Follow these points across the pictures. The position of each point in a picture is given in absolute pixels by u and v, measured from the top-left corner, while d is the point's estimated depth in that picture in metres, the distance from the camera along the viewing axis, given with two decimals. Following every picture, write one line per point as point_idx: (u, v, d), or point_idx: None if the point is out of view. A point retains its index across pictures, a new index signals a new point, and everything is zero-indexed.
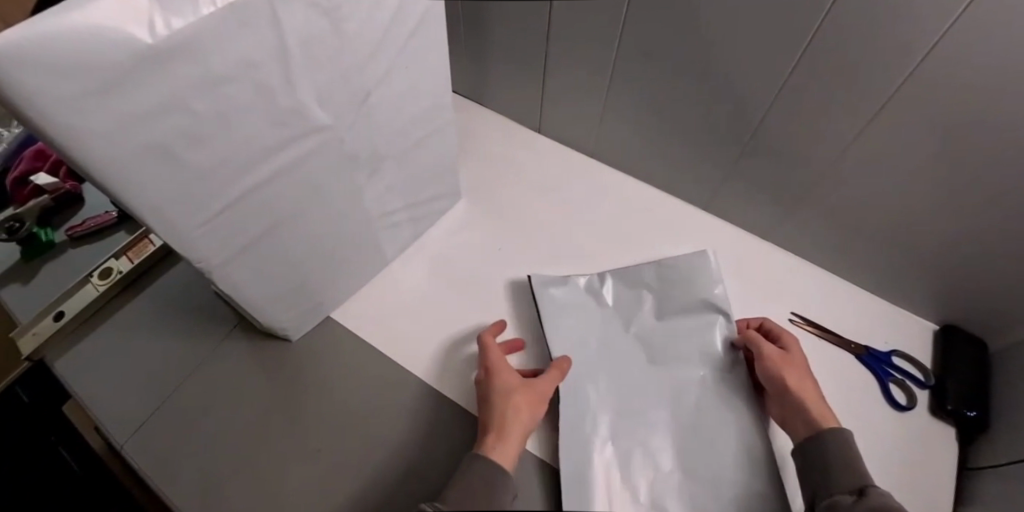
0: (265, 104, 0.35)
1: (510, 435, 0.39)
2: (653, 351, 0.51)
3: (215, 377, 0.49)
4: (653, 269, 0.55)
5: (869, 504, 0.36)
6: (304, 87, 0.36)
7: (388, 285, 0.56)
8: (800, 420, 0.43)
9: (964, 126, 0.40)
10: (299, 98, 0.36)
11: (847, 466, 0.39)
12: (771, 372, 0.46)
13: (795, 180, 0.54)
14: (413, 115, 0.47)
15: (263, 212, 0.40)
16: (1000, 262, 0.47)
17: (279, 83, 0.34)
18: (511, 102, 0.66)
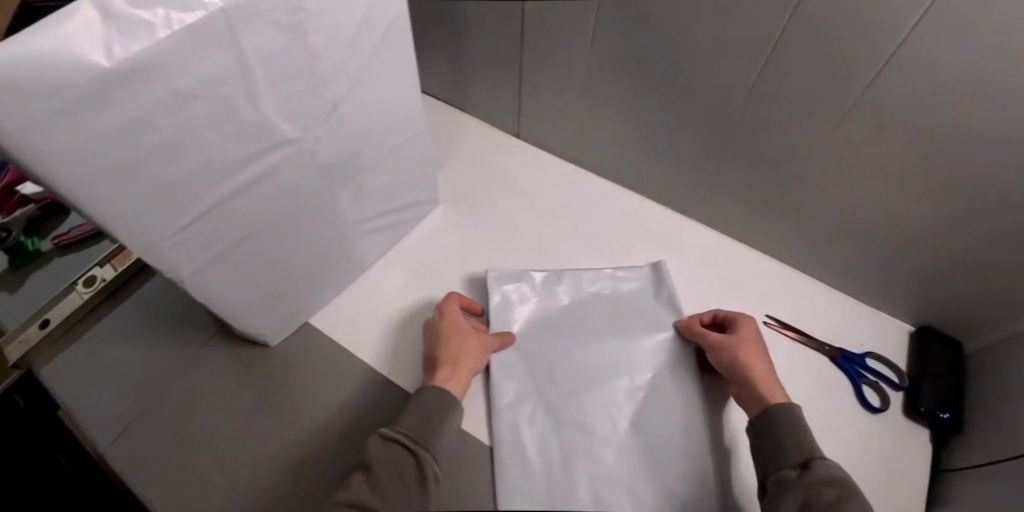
0: (230, 119, 0.35)
1: (462, 374, 0.47)
2: (605, 355, 0.52)
3: (194, 382, 0.50)
4: (610, 273, 0.56)
5: (816, 477, 0.38)
6: (270, 102, 0.36)
7: (366, 291, 0.57)
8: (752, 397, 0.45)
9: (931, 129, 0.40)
10: (266, 113, 0.37)
11: (796, 441, 0.41)
12: (727, 357, 0.47)
13: (769, 184, 0.54)
14: (385, 125, 0.47)
15: (237, 221, 0.41)
16: (974, 263, 0.48)
17: (242, 99, 0.35)
18: (489, 107, 0.66)
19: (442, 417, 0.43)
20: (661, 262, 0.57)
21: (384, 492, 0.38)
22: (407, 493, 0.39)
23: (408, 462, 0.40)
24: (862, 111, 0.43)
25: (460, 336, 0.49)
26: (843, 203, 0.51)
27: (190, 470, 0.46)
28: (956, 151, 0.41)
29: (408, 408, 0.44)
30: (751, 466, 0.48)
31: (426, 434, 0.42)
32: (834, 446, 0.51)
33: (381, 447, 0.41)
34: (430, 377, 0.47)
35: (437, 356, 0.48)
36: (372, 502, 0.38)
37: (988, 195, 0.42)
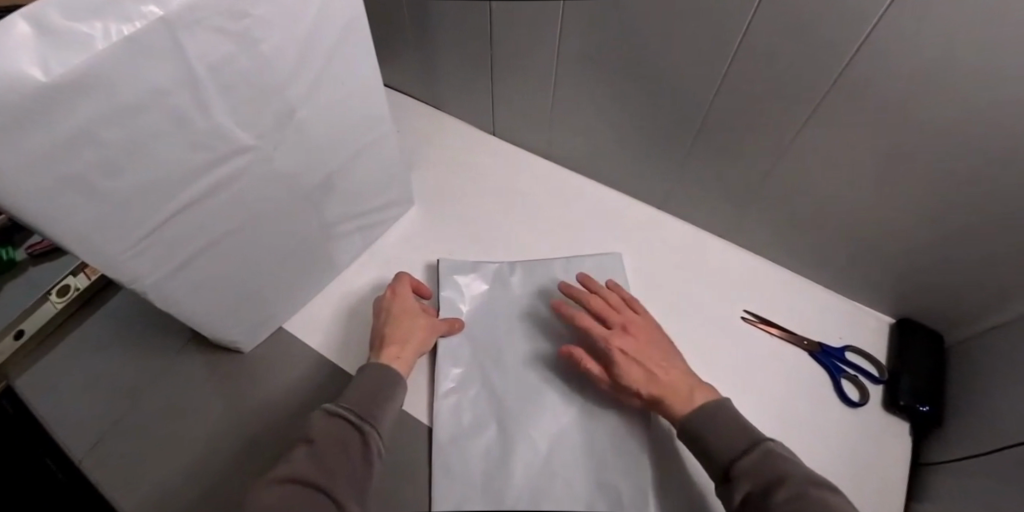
0: (183, 127, 0.34)
1: (407, 352, 0.47)
2: (553, 346, 0.52)
3: (170, 391, 0.51)
4: (560, 264, 0.56)
5: (743, 487, 0.38)
6: (223, 109, 0.36)
7: (340, 295, 0.57)
8: (675, 393, 0.44)
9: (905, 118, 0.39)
10: (218, 121, 0.36)
11: (715, 444, 0.40)
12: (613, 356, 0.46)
13: (746, 177, 0.53)
14: (350, 127, 0.46)
15: (202, 229, 0.40)
16: (954, 254, 0.47)
17: (193, 108, 0.34)
18: (464, 105, 0.65)
19: (387, 392, 0.44)
20: (615, 254, 0.57)
21: (328, 465, 0.38)
22: (350, 467, 0.39)
23: (354, 437, 0.40)
24: (834, 102, 0.42)
25: (409, 316, 0.49)
26: (820, 196, 0.50)
27: (174, 482, 0.46)
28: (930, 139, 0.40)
29: (352, 385, 0.44)
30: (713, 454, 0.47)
31: (372, 409, 0.42)
32: (815, 443, 0.51)
33: (325, 422, 0.41)
34: (376, 354, 0.47)
35: (384, 334, 0.48)
36: (315, 475, 0.37)
37: (966, 185, 0.41)
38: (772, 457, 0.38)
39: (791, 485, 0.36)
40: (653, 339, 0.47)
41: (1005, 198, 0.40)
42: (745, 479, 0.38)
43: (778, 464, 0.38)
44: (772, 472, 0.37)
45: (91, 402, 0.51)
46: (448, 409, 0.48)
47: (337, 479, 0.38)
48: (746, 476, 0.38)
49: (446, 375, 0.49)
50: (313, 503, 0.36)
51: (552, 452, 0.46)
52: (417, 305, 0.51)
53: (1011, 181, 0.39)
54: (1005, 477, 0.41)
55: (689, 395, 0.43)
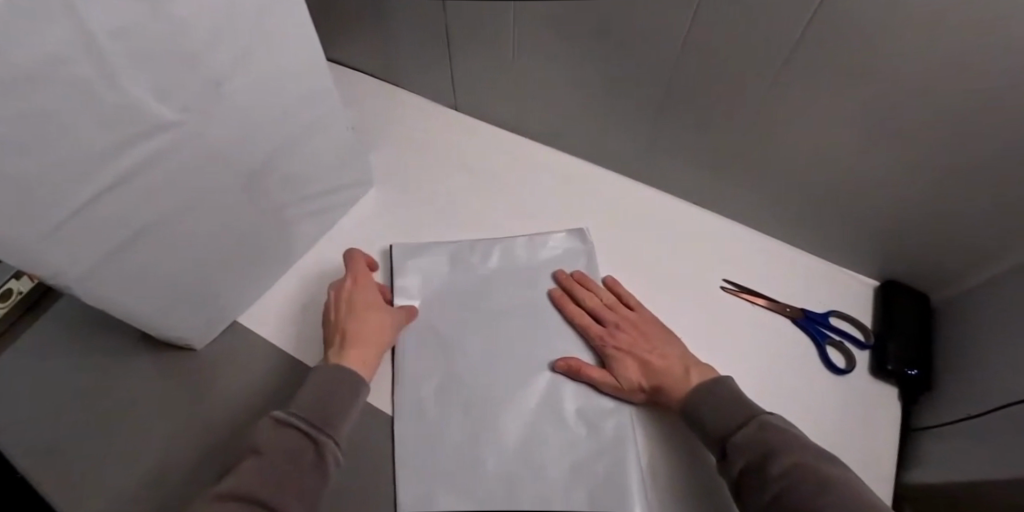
0: (92, 105, 0.30)
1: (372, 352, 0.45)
2: (519, 327, 0.49)
3: (120, 394, 0.48)
4: (523, 240, 0.53)
5: (733, 456, 0.37)
6: (134, 81, 0.32)
7: (298, 285, 0.54)
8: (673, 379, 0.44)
9: (888, 66, 0.36)
10: (130, 95, 0.32)
11: (714, 415, 0.40)
12: (613, 353, 0.46)
13: (717, 142, 0.50)
14: (289, 103, 0.43)
15: (127, 215, 0.37)
16: (936, 210, 0.45)
17: (99, 82, 0.30)
18: (421, 80, 0.62)
19: (342, 398, 0.41)
20: (584, 230, 0.55)
21: (276, 479, 0.35)
22: (302, 480, 0.36)
23: (308, 449, 0.37)
24: (804, 58, 0.39)
25: (373, 310, 0.47)
26: (795, 156, 0.47)
27: (127, 494, 0.44)
28: (915, 90, 0.37)
29: (306, 390, 0.41)
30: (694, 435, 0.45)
31: (328, 418, 0.39)
32: (802, 414, 0.49)
33: (271, 433, 0.37)
34: (337, 351, 0.44)
35: (347, 331, 0.45)
36: (262, 491, 0.34)
37: (951, 137, 0.39)
38: (766, 430, 0.37)
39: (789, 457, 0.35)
40: (653, 328, 0.47)
41: (993, 149, 0.38)
42: (742, 453, 0.37)
43: (773, 436, 0.36)
44: (765, 444, 0.36)
45: (34, 410, 0.48)
46: (410, 404, 0.45)
47: (288, 494, 0.35)
48: (744, 451, 0.37)
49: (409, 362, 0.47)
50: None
51: (523, 437, 0.44)
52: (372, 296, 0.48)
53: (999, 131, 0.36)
54: (1007, 446, 0.39)
55: (686, 379, 0.43)
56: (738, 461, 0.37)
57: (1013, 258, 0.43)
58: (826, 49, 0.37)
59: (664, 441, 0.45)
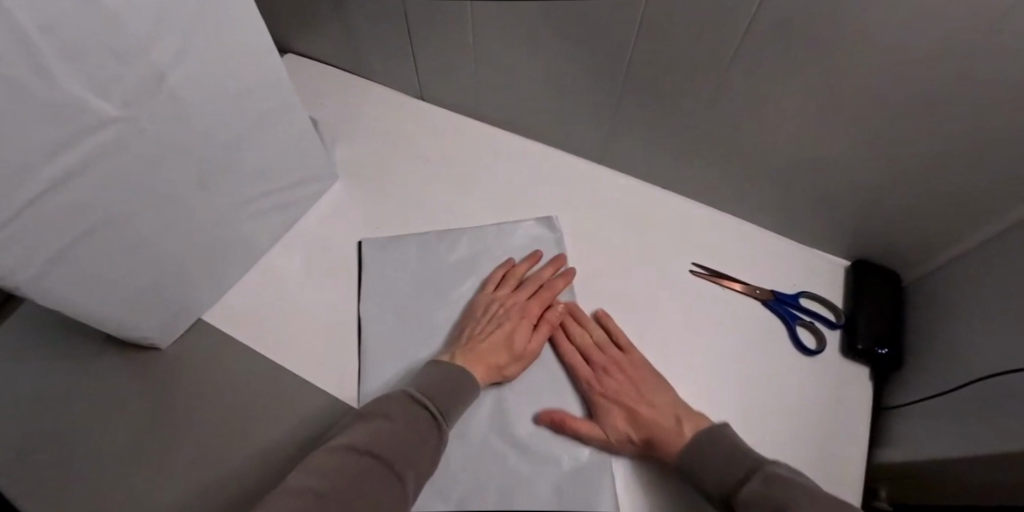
0: (30, 102, 0.29)
1: (488, 362, 0.45)
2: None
3: (86, 398, 0.48)
4: (489, 228, 0.54)
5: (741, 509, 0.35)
6: (72, 77, 0.31)
7: (264, 280, 0.54)
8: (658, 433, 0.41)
9: (859, 39, 0.35)
10: (70, 91, 0.31)
11: (715, 467, 0.39)
12: (601, 399, 0.45)
13: (683, 123, 0.50)
14: (242, 93, 0.43)
15: (79, 214, 0.35)
16: (905, 186, 0.44)
17: (35, 80, 0.29)
18: (385, 71, 0.61)
19: (463, 387, 0.43)
20: (552, 217, 0.56)
21: (404, 448, 0.37)
22: (425, 453, 0.38)
23: (431, 426, 0.39)
24: (767, 32, 0.38)
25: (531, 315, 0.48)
26: (760, 135, 0.47)
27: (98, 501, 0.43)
28: (882, 63, 0.36)
29: (429, 376, 0.43)
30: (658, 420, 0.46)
31: (447, 401, 0.41)
32: (774, 398, 0.48)
33: (404, 403, 0.40)
34: (480, 353, 0.45)
35: (499, 334, 0.46)
36: (389, 453, 0.36)
37: (917, 111, 0.38)
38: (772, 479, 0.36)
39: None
40: (644, 374, 0.46)
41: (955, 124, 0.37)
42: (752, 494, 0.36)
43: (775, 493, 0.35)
44: (775, 499, 0.34)
45: None
46: (377, 389, 0.47)
47: (409, 464, 0.37)
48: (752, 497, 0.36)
49: (377, 354, 0.48)
50: (381, 480, 0.35)
51: (491, 425, 0.45)
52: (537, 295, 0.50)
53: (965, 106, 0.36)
54: (979, 423, 0.39)
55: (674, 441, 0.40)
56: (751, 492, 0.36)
57: (983, 231, 0.43)
58: (787, 25, 0.36)
59: None
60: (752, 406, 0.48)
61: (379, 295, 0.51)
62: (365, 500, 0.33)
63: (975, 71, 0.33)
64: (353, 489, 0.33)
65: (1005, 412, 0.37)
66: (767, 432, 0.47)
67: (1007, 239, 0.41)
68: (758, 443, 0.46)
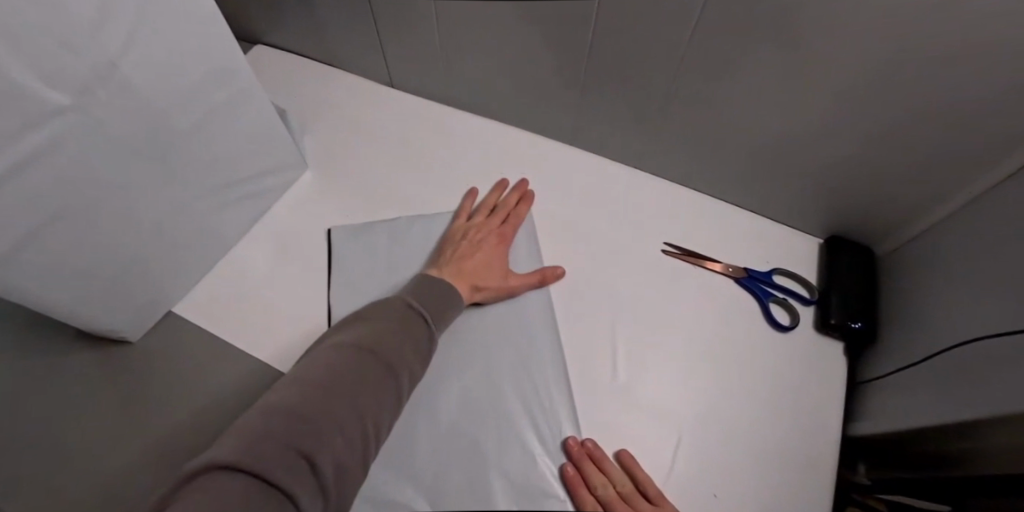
0: None
1: (474, 279, 0.47)
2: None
3: (57, 394, 0.48)
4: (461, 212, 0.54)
5: None
6: (20, 62, 0.30)
7: (234, 271, 0.53)
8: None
9: (818, 5, 0.35)
10: (17, 80, 0.30)
11: None
12: None
13: (649, 101, 0.49)
14: (198, 78, 0.42)
15: (34, 205, 0.35)
16: (874, 155, 0.44)
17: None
18: (352, 58, 0.60)
19: (449, 299, 0.44)
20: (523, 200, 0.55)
21: (399, 345, 0.37)
22: (417, 352, 0.38)
23: (423, 329, 0.40)
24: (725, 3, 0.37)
25: (506, 238, 0.51)
26: (728, 111, 0.46)
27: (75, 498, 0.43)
28: (842, 30, 0.35)
29: (420, 290, 0.44)
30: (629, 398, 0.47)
31: (436, 312, 0.42)
32: (747, 376, 0.48)
33: (397, 309, 0.40)
34: (465, 266, 0.47)
35: (481, 252, 0.49)
36: (384, 349, 0.36)
37: (880, 77, 0.37)
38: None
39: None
40: None
41: (917, 88, 0.37)
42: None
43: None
44: None
45: None
46: None
47: (404, 359, 0.37)
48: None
49: None
50: (378, 374, 0.34)
51: (462, 408, 0.45)
52: (507, 222, 0.53)
53: (932, 72, 0.35)
54: (948, 390, 0.39)
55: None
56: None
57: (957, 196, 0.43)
58: None
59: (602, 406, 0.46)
60: (726, 384, 0.48)
61: (350, 282, 0.51)
62: (364, 387, 0.33)
63: (938, 34, 0.33)
64: (351, 379, 0.33)
65: (978, 380, 0.37)
66: (740, 408, 0.47)
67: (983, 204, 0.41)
68: (733, 420, 0.46)
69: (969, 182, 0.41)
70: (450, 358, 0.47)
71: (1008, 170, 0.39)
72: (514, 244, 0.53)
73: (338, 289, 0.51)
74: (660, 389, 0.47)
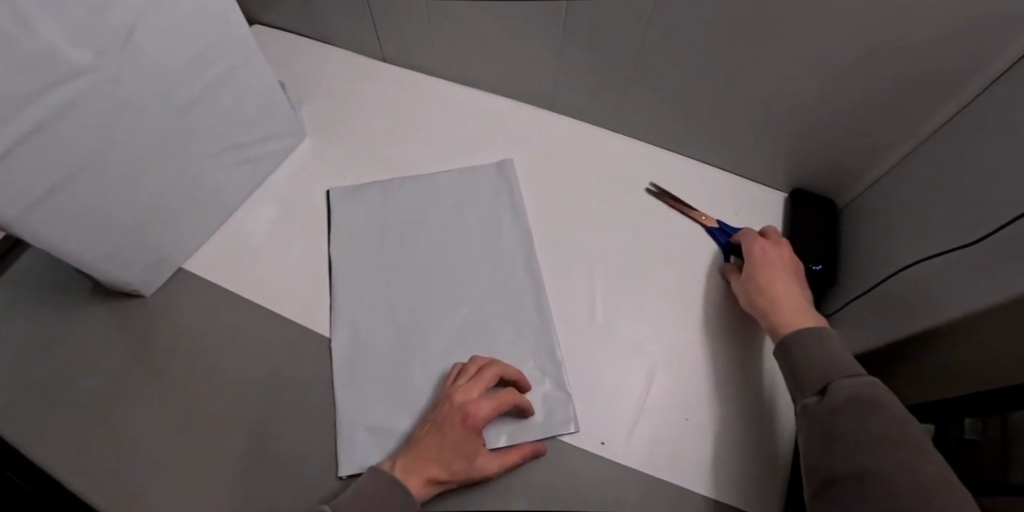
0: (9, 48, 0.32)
1: (433, 464, 0.40)
2: (447, 249, 0.55)
3: (75, 344, 0.51)
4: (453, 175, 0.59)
5: (833, 401, 0.36)
6: (49, 23, 0.33)
7: (239, 232, 0.57)
8: (772, 286, 0.45)
9: None
10: (47, 42, 0.34)
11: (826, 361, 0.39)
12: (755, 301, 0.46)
13: (619, 66, 0.53)
14: (204, 46, 0.46)
15: (61, 155, 0.38)
16: (827, 104, 0.48)
17: (13, 30, 0.31)
18: (344, 33, 0.64)
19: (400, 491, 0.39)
20: (507, 161, 0.60)
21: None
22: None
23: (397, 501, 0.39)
24: None
25: (472, 447, 0.41)
26: (694, 71, 0.50)
27: (97, 437, 0.47)
28: None
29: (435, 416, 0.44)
30: (609, 335, 0.51)
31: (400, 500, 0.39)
32: (714, 315, 0.52)
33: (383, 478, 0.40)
34: (421, 464, 0.40)
35: (442, 449, 0.41)
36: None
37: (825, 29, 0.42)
38: (839, 392, 0.36)
39: (846, 378, 0.37)
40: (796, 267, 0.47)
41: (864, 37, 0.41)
42: (809, 409, 0.38)
43: (798, 364, 0.40)
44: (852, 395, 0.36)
45: None
46: (347, 321, 0.51)
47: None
48: (808, 407, 0.38)
49: (347, 290, 0.53)
50: None
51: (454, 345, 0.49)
52: (474, 392, 0.43)
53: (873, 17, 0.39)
54: (896, 315, 0.44)
55: (794, 273, 0.47)
56: (812, 392, 0.38)
57: (908, 138, 0.48)
58: None
59: (584, 342, 0.50)
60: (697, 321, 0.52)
61: (349, 238, 0.56)
62: None
63: None
64: None
65: (917, 301, 0.42)
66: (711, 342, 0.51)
67: (931, 145, 0.45)
68: (704, 352, 0.50)
69: (916, 126, 0.47)
70: (445, 303, 0.52)
71: (950, 111, 0.44)
72: (501, 213, 0.57)
73: (338, 245, 0.56)
74: (634, 325, 0.51)
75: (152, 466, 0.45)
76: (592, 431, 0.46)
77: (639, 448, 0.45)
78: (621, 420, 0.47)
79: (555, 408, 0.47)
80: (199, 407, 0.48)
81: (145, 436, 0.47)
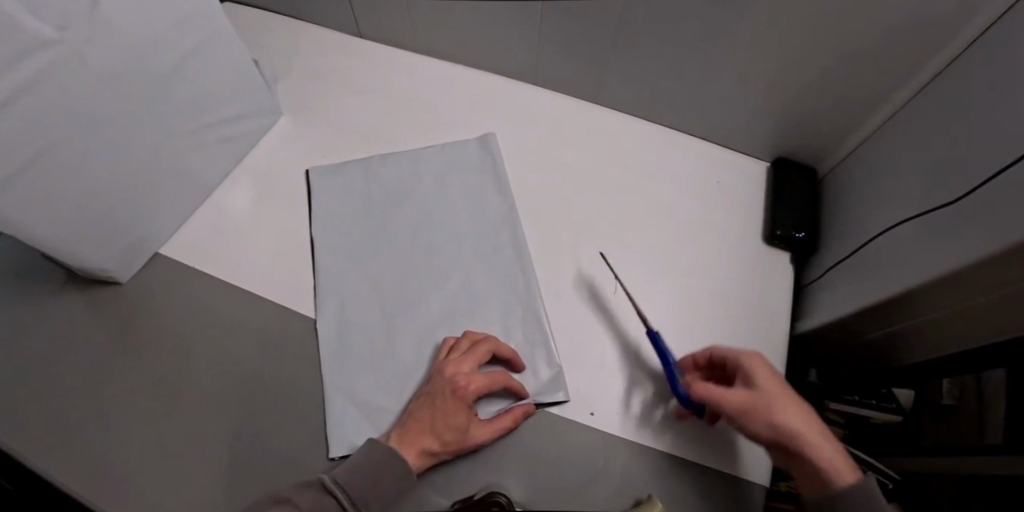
0: None
1: (425, 435, 0.41)
2: (430, 226, 0.54)
3: (48, 334, 0.50)
4: (434, 152, 0.58)
5: None
6: None
7: (216, 214, 0.56)
8: (784, 409, 0.38)
9: None
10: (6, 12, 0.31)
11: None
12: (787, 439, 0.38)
13: (602, 38, 0.52)
14: (173, 18, 0.43)
15: (20, 135, 0.36)
16: (809, 71, 0.48)
17: None
18: (316, 8, 0.62)
19: (398, 466, 0.40)
20: (490, 135, 0.59)
21: (375, 489, 0.39)
22: (392, 485, 0.40)
23: (394, 471, 0.39)
24: None
25: (463, 421, 0.42)
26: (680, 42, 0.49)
27: (76, 429, 0.46)
28: None
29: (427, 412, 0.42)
30: (595, 308, 0.51)
31: (398, 470, 0.40)
32: (697, 284, 0.52)
33: (383, 452, 0.40)
34: (415, 436, 0.41)
35: (433, 422, 0.41)
36: (360, 487, 0.39)
37: None
38: None
39: None
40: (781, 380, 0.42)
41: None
42: None
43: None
44: None
45: None
46: (330, 302, 0.51)
47: (373, 495, 0.39)
48: None
49: (328, 270, 0.52)
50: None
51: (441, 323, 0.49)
52: (465, 368, 0.43)
53: None
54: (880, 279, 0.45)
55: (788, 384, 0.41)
56: None
57: (890, 103, 0.48)
58: None
59: (571, 315, 0.50)
60: (683, 291, 0.52)
61: (331, 218, 0.55)
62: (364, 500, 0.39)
63: None
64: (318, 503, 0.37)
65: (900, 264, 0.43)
66: (696, 312, 0.51)
67: (911, 110, 0.45)
68: (688, 321, 0.50)
69: (897, 91, 0.47)
70: (430, 281, 0.52)
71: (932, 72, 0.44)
72: (484, 190, 0.56)
73: (319, 225, 0.54)
74: (622, 298, 0.51)
75: (136, 454, 0.45)
76: (583, 402, 0.46)
77: (628, 416, 0.46)
78: (610, 388, 0.47)
79: (546, 380, 0.47)
80: (182, 392, 0.47)
81: (126, 424, 0.46)
